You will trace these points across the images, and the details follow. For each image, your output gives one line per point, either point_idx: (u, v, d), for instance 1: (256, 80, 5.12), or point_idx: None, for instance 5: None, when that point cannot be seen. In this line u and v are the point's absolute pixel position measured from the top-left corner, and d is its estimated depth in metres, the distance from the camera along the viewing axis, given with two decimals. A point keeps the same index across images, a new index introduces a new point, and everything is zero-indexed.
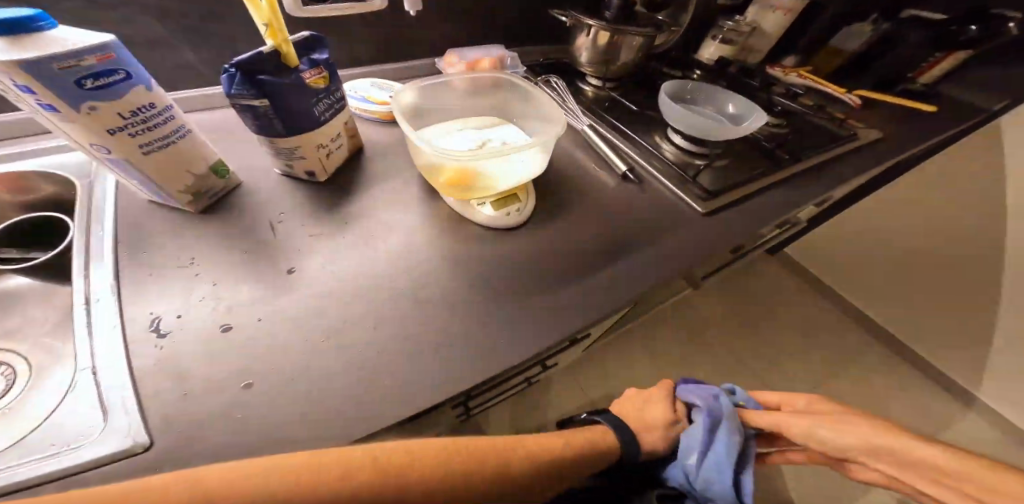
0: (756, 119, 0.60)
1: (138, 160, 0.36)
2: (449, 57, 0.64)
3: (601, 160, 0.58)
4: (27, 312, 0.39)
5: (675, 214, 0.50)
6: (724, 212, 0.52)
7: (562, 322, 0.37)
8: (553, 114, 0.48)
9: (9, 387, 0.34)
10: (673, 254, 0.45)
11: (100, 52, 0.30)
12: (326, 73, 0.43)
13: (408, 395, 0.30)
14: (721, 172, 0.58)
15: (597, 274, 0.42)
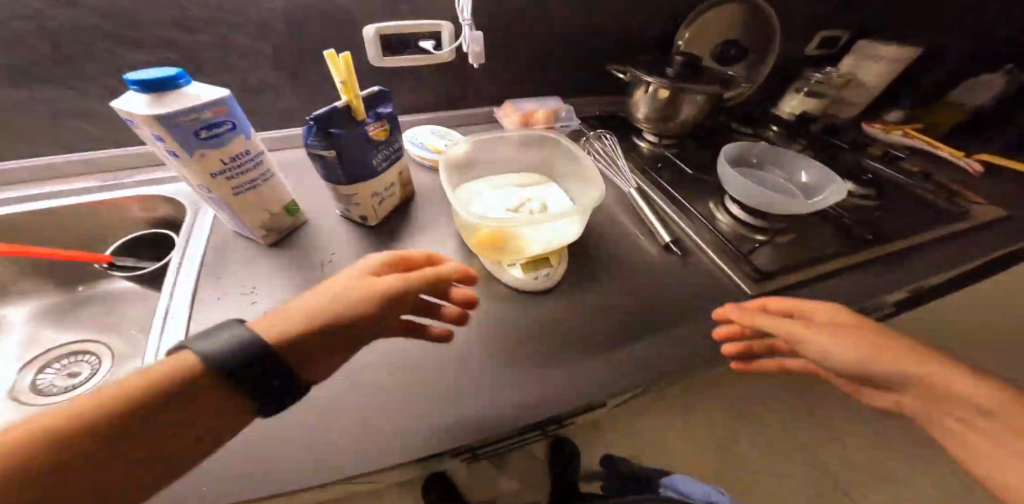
0: (833, 192, 0.53)
1: (228, 197, 0.42)
2: (506, 108, 0.71)
3: (644, 226, 0.56)
4: (126, 312, 0.50)
5: (718, 294, 0.47)
6: (778, 296, 0.46)
7: (567, 399, 0.35)
8: (593, 177, 0.48)
9: (95, 372, 0.45)
10: (708, 338, 0.41)
11: (216, 109, 0.37)
12: (388, 126, 0.47)
13: (398, 451, 0.30)
14: (782, 250, 0.52)
15: (617, 349, 0.40)
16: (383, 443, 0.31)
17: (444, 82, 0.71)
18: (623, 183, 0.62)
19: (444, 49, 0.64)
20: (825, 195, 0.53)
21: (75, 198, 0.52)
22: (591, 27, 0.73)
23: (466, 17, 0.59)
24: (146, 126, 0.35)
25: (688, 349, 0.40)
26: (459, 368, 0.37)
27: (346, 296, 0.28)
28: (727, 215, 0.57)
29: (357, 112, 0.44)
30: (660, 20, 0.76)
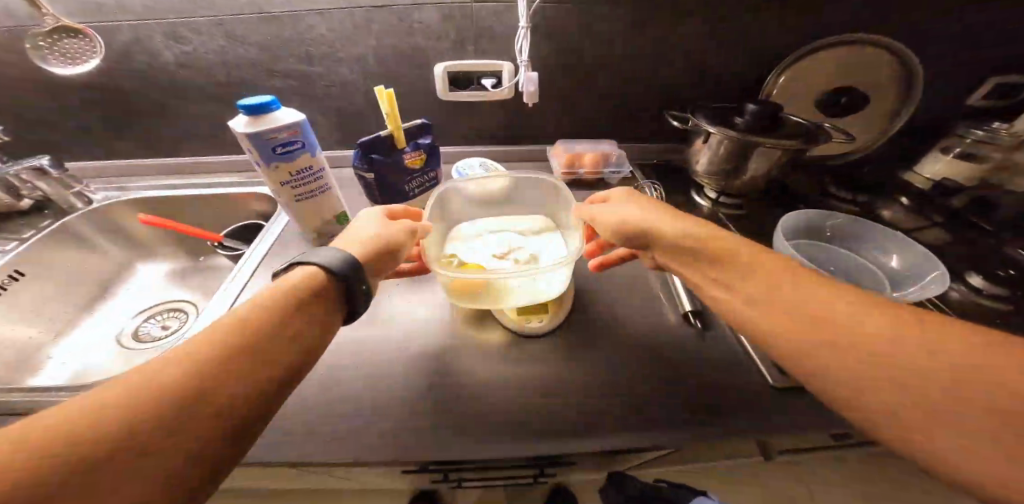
0: (934, 284, 0.42)
1: (292, 201, 0.51)
2: (558, 147, 0.73)
3: (670, 291, 0.51)
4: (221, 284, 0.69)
5: (728, 381, 0.40)
6: (808, 404, 0.38)
7: (507, 450, 0.34)
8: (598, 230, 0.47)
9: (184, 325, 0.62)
10: (693, 433, 0.36)
11: (291, 130, 0.45)
12: (423, 156, 0.52)
13: (339, 450, 0.34)
14: None
15: (581, 413, 0.37)
16: (331, 440, 0.35)
17: (502, 118, 0.75)
18: None
19: (503, 87, 0.69)
20: (918, 289, 0.42)
21: (212, 188, 0.69)
22: (660, 69, 0.69)
23: (524, 60, 0.62)
24: (239, 140, 0.44)
25: (672, 440, 0.36)
26: (420, 390, 0.39)
27: (387, 240, 0.39)
28: None
29: (396, 142, 0.49)
30: (744, 63, 0.69)
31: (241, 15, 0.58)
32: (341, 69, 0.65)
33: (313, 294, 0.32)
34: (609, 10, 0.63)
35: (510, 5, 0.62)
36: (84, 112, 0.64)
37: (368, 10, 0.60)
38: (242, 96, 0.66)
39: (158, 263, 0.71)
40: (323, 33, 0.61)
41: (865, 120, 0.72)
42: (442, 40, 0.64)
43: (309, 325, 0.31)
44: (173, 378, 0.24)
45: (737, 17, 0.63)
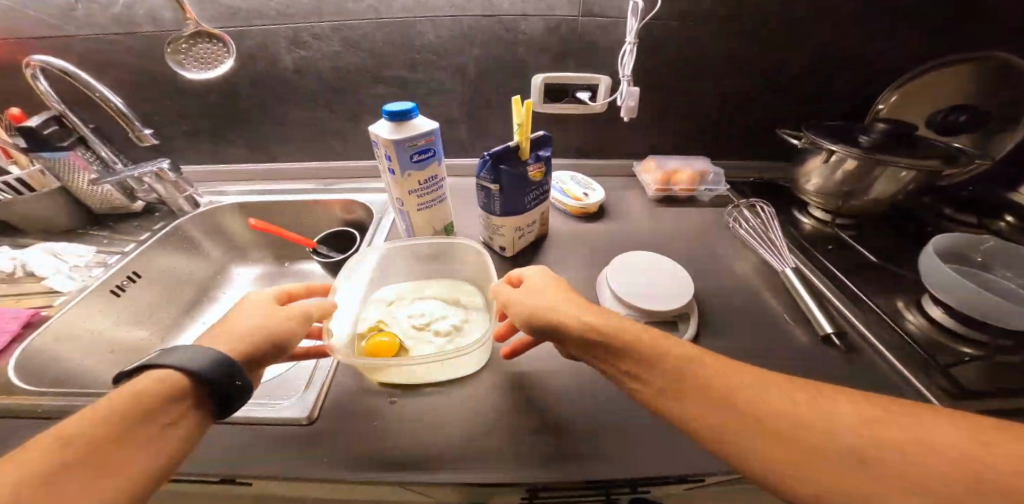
0: None
1: (412, 210, 0.52)
2: (647, 163, 0.73)
3: (800, 312, 0.50)
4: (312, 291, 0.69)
5: None
6: None
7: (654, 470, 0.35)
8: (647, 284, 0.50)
9: None
10: None
11: (427, 137, 0.46)
12: (545, 169, 0.52)
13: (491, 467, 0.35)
14: (1004, 375, 0.41)
15: None
16: (480, 458, 0.36)
17: (591, 131, 0.75)
18: (776, 261, 0.56)
19: (598, 101, 0.69)
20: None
21: (308, 194, 0.70)
22: (759, 82, 0.68)
23: (628, 73, 0.62)
24: (381, 148, 0.45)
25: None
26: (553, 411, 0.40)
27: (271, 331, 0.35)
28: (921, 316, 0.47)
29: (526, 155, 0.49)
30: (847, 77, 0.67)
31: (361, 22, 0.59)
32: (443, 77, 0.66)
33: (172, 400, 0.27)
34: (717, 23, 0.62)
35: (618, 17, 0.62)
36: (197, 117, 0.66)
37: (477, 21, 0.61)
38: (346, 103, 0.67)
39: (251, 267, 0.72)
40: (431, 41, 0.62)
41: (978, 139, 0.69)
42: (545, 52, 0.65)
43: (164, 432, 0.26)
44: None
45: (846, 30, 0.63)
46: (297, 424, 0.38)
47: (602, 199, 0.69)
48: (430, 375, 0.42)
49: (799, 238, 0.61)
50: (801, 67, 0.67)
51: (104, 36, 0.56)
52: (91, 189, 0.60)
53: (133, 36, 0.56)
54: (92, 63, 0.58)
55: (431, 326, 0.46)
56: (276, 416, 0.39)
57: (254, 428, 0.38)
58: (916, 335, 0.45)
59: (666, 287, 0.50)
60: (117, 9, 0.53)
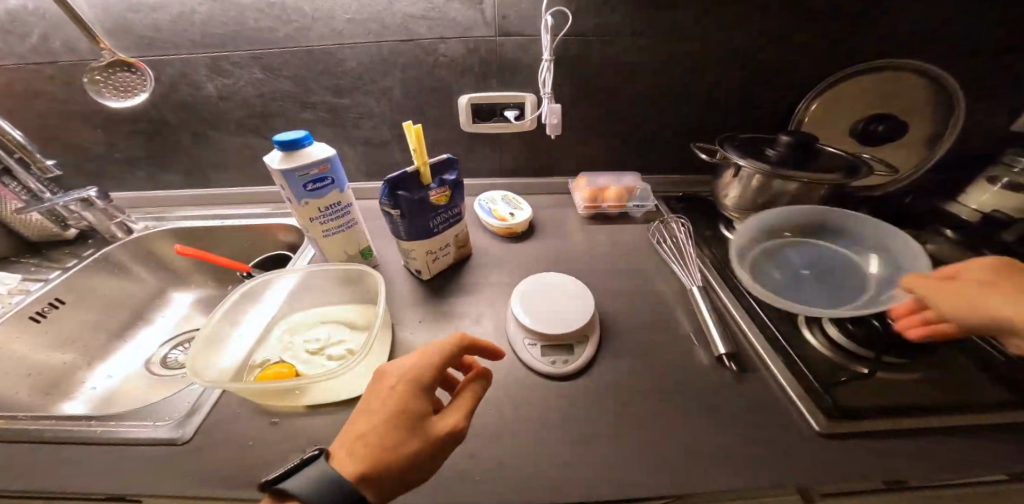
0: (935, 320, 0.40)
1: (319, 237, 0.52)
2: (579, 181, 0.74)
3: (701, 331, 0.51)
4: None
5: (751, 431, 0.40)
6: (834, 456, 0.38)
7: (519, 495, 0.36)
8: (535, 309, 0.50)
9: None
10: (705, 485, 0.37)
11: (320, 166, 0.46)
12: (451, 193, 0.52)
13: None
14: (884, 392, 0.42)
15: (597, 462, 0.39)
16: None
17: (525, 150, 0.75)
18: (686, 278, 0.57)
19: (525, 119, 0.69)
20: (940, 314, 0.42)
21: (242, 218, 0.71)
22: (684, 97, 0.69)
23: (547, 92, 0.62)
24: (273, 177, 0.46)
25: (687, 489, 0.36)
26: None
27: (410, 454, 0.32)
28: (821, 336, 0.48)
29: (428, 180, 0.50)
30: (769, 90, 0.68)
31: (280, 49, 0.60)
32: (369, 101, 0.67)
33: None
34: (633, 41, 0.63)
35: (535, 37, 0.63)
36: (129, 142, 0.68)
37: (396, 44, 0.62)
38: (276, 128, 0.69)
39: (187, 290, 0.73)
40: (353, 66, 0.63)
41: (907, 147, 0.69)
42: (467, 74, 0.66)
43: None
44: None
45: (762, 45, 0.64)
46: (178, 449, 0.39)
47: (531, 218, 0.70)
48: (317, 397, 0.42)
49: (717, 254, 0.61)
50: (723, 82, 0.67)
51: (27, 66, 0.57)
52: (19, 217, 0.61)
53: (54, 65, 0.58)
54: (19, 92, 0.60)
55: (325, 351, 0.47)
56: (158, 437, 0.40)
57: (130, 450, 0.39)
58: (811, 357, 0.46)
59: (567, 310, 0.50)
60: (34, 39, 0.55)
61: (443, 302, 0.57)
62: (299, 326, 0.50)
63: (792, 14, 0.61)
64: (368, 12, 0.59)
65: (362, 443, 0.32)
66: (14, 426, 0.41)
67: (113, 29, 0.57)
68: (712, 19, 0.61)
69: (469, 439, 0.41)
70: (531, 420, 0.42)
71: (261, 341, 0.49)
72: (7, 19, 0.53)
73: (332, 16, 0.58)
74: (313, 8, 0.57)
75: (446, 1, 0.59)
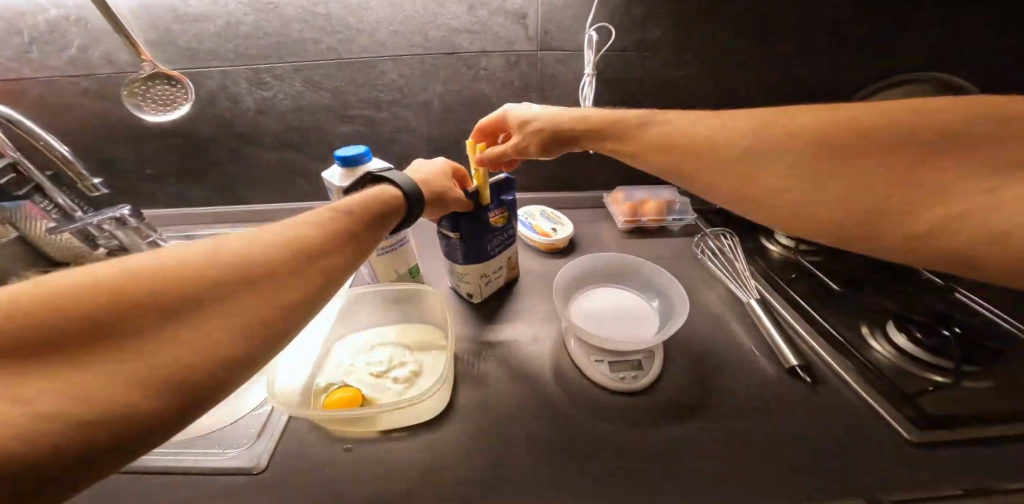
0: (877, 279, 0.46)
1: (372, 257, 0.52)
2: (616, 195, 0.75)
3: (766, 344, 0.52)
4: None
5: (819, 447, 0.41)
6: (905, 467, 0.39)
7: None
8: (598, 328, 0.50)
9: None
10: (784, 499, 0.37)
11: None
12: (510, 214, 0.52)
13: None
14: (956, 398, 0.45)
15: (674, 478, 0.39)
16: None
17: (559, 163, 0.75)
18: (741, 292, 0.59)
19: None
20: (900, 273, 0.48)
21: None
22: (718, 109, 0.70)
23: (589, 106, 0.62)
24: (334, 196, 0.45)
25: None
26: (509, 454, 0.41)
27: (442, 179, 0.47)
28: (888, 345, 0.50)
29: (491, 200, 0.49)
30: (800, 102, 0.70)
31: (321, 62, 0.60)
32: (408, 115, 0.67)
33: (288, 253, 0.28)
34: (673, 54, 0.64)
35: (576, 51, 0.63)
36: (160, 158, 0.66)
37: (438, 58, 0.62)
38: (311, 142, 0.68)
39: None
40: (394, 79, 0.63)
41: None
42: (507, 87, 0.65)
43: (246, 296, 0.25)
44: (60, 321, 0.20)
45: (798, 57, 0.65)
46: (252, 479, 0.39)
47: (572, 233, 0.70)
48: (393, 421, 0.42)
49: (765, 266, 0.64)
50: (756, 94, 0.69)
51: (61, 78, 0.56)
52: (49, 237, 0.59)
53: (90, 79, 0.56)
54: (49, 106, 0.58)
55: (390, 373, 0.46)
56: (232, 466, 0.39)
57: (201, 479, 0.39)
58: (878, 362, 0.49)
59: (624, 328, 0.50)
60: (72, 51, 0.54)
61: (495, 320, 0.56)
62: (357, 347, 0.50)
63: (827, 27, 0.62)
64: (412, 25, 0.58)
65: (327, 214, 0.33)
66: None
67: (153, 41, 0.56)
68: (750, 33, 0.62)
69: (544, 460, 0.40)
70: (602, 438, 0.42)
71: (322, 362, 0.48)
72: (45, 31, 0.52)
73: (376, 28, 0.58)
74: (358, 20, 0.57)
75: (491, 15, 0.59)
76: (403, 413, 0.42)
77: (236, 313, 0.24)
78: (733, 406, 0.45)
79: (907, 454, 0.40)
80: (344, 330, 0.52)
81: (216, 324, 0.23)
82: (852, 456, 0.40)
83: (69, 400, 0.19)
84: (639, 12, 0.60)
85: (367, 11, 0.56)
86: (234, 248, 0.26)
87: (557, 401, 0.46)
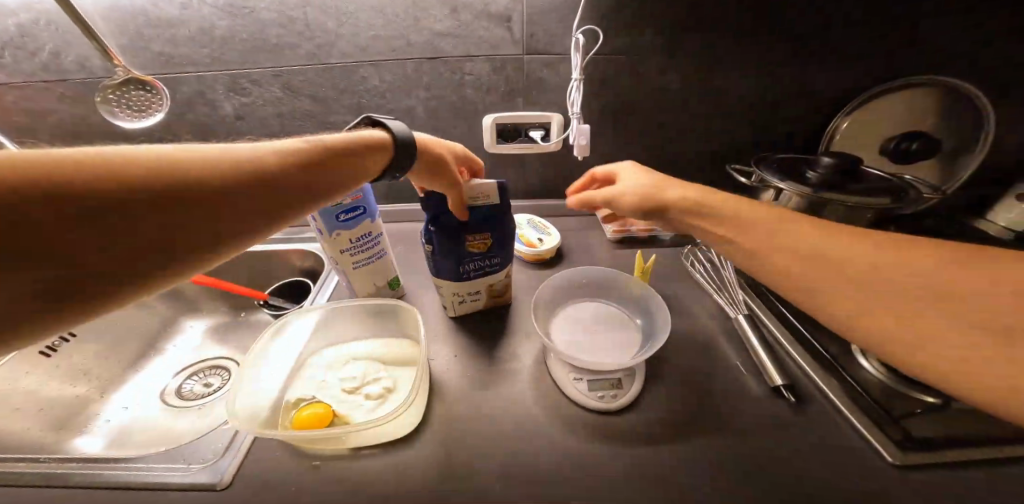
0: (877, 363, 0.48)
1: (348, 269, 0.51)
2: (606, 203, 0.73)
3: (752, 361, 0.51)
4: None
5: (801, 470, 0.40)
6: (894, 493, 0.38)
7: None
8: (581, 350, 0.48)
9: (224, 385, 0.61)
10: None
11: (354, 194, 0.45)
12: (492, 240, 0.47)
13: None
14: (951, 423, 0.42)
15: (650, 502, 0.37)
16: None
17: (548, 170, 0.74)
18: (729, 308, 0.57)
19: (551, 140, 0.67)
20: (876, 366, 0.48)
21: (259, 244, 0.69)
22: (711, 115, 0.68)
23: (576, 112, 0.60)
24: None
25: None
26: (479, 474, 0.40)
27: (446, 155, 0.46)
28: (879, 363, 0.48)
29: (469, 221, 0.45)
30: (797, 107, 0.67)
31: (300, 67, 0.58)
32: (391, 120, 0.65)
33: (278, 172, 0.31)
34: (663, 59, 0.62)
35: (564, 55, 0.61)
36: None
37: (420, 62, 0.60)
38: None
39: (201, 318, 0.71)
40: (376, 84, 0.61)
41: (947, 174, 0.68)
42: (492, 92, 0.64)
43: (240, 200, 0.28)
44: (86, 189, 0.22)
45: (795, 60, 0.63)
46: (215, 496, 0.38)
47: (559, 242, 0.68)
48: (361, 440, 0.41)
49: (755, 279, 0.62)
50: (750, 99, 0.67)
51: (35, 83, 0.55)
52: None
53: (64, 84, 0.55)
54: (26, 112, 0.57)
55: (362, 389, 0.45)
56: (196, 483, 0.38)
57: (163, 496, 0.38)
58: (866, 382, 0.47)
59: (606, 349, 0.48)
60: (45, 56, 0.53)
61: (476, 333, 0.55)
62: (330, 362, 0.49)
63: (823, 31, 0.60)
64: (392, 29, 0.57)
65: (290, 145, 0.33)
66: (36, 471, 0.40)
67: (128, 45, 0.54)
68: (744, 36, 0.60)
69: (516, 481, 0.39)
70: (578, 458, 0.41)
71: (292, 377, 0.47)
72: (17, 34, 0.51)
73: (355, 32, 0.56)
74: (337, 24, 0.55)
75: (474, 19, 0.57)
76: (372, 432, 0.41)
77: (235, 222, 0.28)
78: (715, 426, 0.44)
79: (893, 479, 0.38)
80: (317, 343, 0.51)
81: (196, 226, 0.26)
82: (837, 480, 0.39)
83: (94, 257, 0.22)
84: (628, 16, 0.58)
85: (345, 15, 0.55)
86: (191, 159, 0.26)
87: (531, 418, 0.45)
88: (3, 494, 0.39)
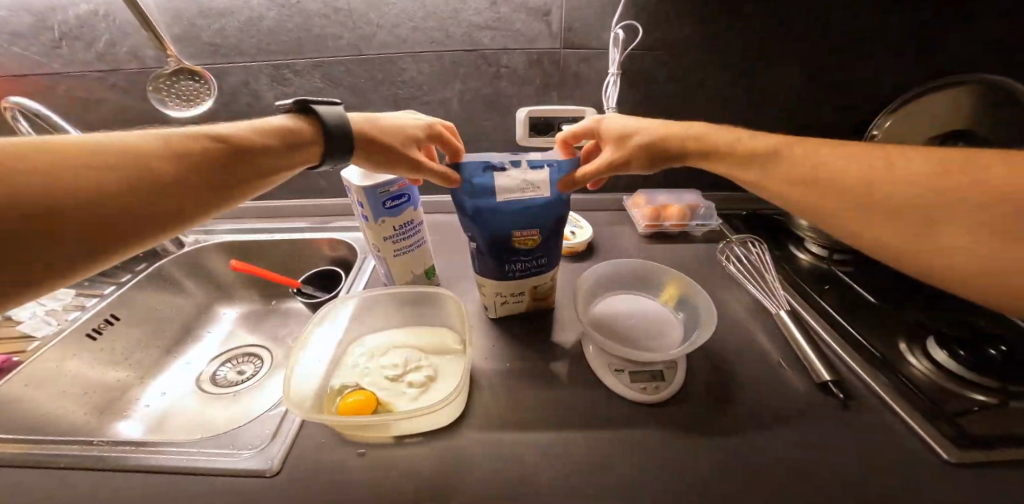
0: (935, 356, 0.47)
1: (389, 258, 0.51)
2: (637, 199, 0.73)
3: (796, 357, 0.50)
4: (296, 327, 0.68)
5: (856, 469, 0.39)
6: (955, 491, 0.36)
7: None
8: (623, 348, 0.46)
9: (261, 369, 0.62)
10: None
11: (400, 182, 0.46)
12: (541, 237, 0.45)
13: None
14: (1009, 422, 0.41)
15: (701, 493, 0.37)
16: None
17: None
18: (770, 303, 0.56)
19: None
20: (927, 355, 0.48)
21: (294, 233, 0.70)
22: (747, 111, 0.67)
23: (612, 106, 0.60)
24: (353, 194, 0.45)
25: None
26: (526, 462, 0.39)
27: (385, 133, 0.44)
28: (927, 361, 0.47)
29: (512, 222, 0.43)
30: (837, 103, 0.66)
31: (341, 57, 0.59)
32: (427, 112, 0.66)
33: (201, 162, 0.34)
34: (701, 53, 0.61)
35: (601, 49, 0.61)
36: None
37: (459, 54, 0.60)
38: None
39: (235, 307, 0.72)
40: (413, 76, 0.62)
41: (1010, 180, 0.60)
42: (528, 85, 0.64)
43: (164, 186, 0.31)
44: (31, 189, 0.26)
45: (834, 56, 0.62)
46: (264, 480, 0.38)
47: (591, 236, 0.68)
48: (409, 427, 0.41)
49: (793, 274, 0.62)
50: (788, 95, 0.66)
51: (89, 73, 0.56)
52: None
53: (116, 74, 0.57)
54: (77, 101, 0.59)
55: (405, 377, 0.45)
56: (246, 468, 0.39)
57: (214, 480, 0.38)
58: (915, 379, 0.46)
59: (645, 347, 0.47)
60: (99, 47, 0.54)
61: (513, 325, 0.55)
62: (372, 350, 0.49)
63: (866, 26, 0.59)
64: (432, 20, 0.57)
65: (144, 147, 0.31)
66: (91, 451, 0.40)
67: (179, 37, 0.56)
68: (785, 30, 0.60)
69: (563, 471, 0.39)
70: (625, 448, 0.40)
71: (337, 365, 0.48)
72: (75, 25, 0.52)
73: (396, 23, 0.57)
74: (379, 15, 0.56)
75: (513, 11, 0.57)
76: (419, 419, 0.41)
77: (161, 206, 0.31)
78: (762, 420, 0.43)
79: (954, 478, 0.37)
80: (357, 332, 0.51)
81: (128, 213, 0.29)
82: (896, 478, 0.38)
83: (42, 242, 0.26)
84: (668, 10, 0.58)
85: (388, 6, 0.55)
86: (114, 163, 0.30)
87: (574, 409, 0.44)
88: (56, 473, 0.39)
